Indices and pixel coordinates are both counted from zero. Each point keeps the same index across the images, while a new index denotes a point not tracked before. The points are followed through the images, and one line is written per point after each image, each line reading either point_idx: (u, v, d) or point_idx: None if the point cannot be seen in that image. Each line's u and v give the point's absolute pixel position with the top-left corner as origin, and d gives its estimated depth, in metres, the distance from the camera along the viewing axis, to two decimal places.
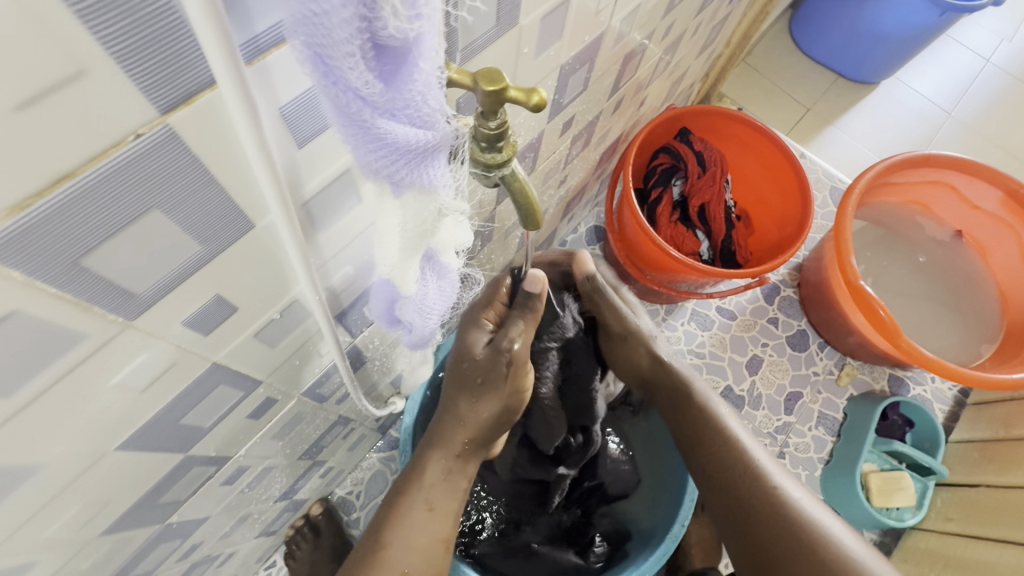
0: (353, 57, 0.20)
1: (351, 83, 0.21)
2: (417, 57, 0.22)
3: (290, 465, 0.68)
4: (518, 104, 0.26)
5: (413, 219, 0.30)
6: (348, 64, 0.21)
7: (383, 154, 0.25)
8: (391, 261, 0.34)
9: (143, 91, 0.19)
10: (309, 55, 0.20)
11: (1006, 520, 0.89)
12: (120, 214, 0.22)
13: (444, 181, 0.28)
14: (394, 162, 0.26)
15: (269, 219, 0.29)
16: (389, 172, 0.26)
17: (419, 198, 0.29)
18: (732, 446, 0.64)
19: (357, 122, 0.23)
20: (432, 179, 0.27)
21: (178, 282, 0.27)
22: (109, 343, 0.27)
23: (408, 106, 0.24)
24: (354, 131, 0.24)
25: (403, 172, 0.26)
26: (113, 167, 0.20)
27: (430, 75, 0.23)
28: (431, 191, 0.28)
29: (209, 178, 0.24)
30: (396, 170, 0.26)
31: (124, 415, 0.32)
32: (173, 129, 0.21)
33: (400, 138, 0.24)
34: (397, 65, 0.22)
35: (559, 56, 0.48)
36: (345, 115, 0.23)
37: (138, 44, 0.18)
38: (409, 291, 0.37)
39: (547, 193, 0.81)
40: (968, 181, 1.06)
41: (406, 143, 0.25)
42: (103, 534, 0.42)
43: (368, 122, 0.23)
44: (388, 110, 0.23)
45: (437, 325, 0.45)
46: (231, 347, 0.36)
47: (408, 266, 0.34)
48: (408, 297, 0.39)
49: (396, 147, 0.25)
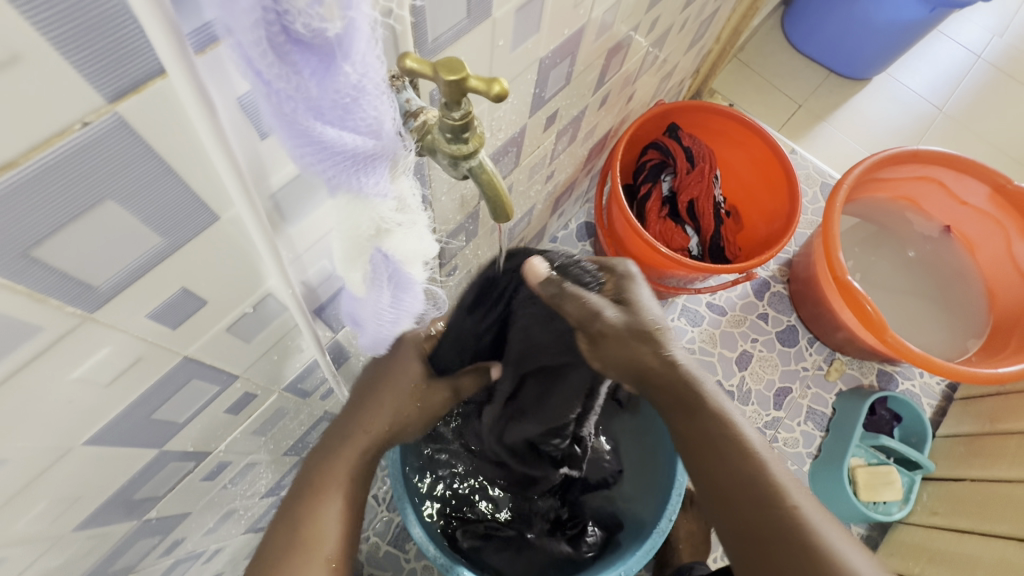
0: (264, 50, 0.20)
1: (267, 77, 0.21)
2: (343, 58, 0.22)
3: (274, 461, 0.68)
4: (479, 94, 0.26)
5: (347, 223, 0.31)
6: (258, 56, 0.20)
7: (314, 153, 0.25)
8: (338, 263, 0.34)
9: (88, 79, 0.19)
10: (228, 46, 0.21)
11: (992, 513, 0.89)
12: (72, 203, 0.22)
13: (377, 187, 0.28)
14: (326, 163, 0.26)
15: (235, 211, 0.29)
16: (322, 171, 0.26)
17: (354, 203, 0.29)
18: (742, 453, 0.53)
19: (282, 119, 0.23)
20: (366, 183, 0.27)
21: (140, 274, 0.27)
22: (68, 335, 0.27)
23: (335, 107, 0.23)
24: (280, 128, 0.24)
25: (335, 172, 0.26)
26: (62, 155, 0.20)
27: (361, 77, 0.23)
28: (366, 195, 0.28)
29: (165, 168, 0.24)
30: (325, 169, 0.26)
31: (91, 409, 0.32)
32: (122, 118, 0.21)
33: (327, 138, 0.24)
34: (324, 65, 0.22)
35: (538, 50, 0.48)
36: (270, 111, 0.23)
37: (79, 31, 0.18)
38: (360, 293, 0.37)
39: (534, 188, 0.81)
40: (956, 176, 1.06)
41: (334, 144, 0.25)
42: (77, 529, 0.41)
43: (291, 120, 0.23)
44: (314, 110, 0.23)
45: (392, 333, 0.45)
46: (203, 341, 0.36)
47: (354, 269, 0.34)
48: (362, 301, 0.39)
49: (325, 147, 0.25)
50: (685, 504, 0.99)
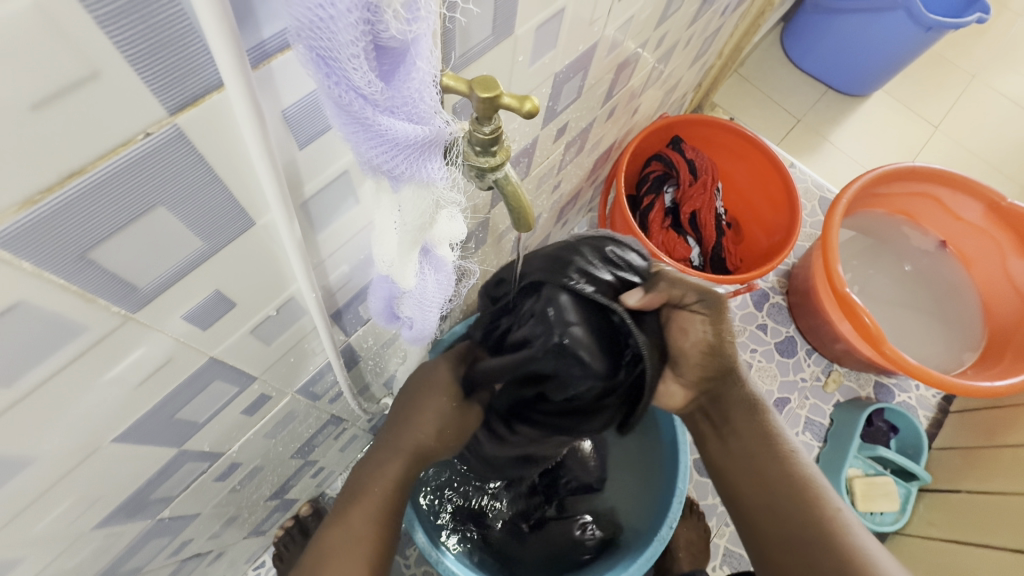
0: (357, 58, 0.21)
1: (353, 83, 0.22)
2: (414, 57, 0.24)
3: (281, 464, 0.69)
4: (512, 110, 0.27)
5: (412, 214, 0.31)
6: (352, 65, 0.21)
7: (384, 150, 0.26)
8: (390, 257, 0.35)
9: (154, 93, 0.20)
10: (313, 57, 0.21)
11: (987, 525, 0.91)
12: (128, 208, 0.23)
13: (441, 174, 0.29)
14: (395, 159, 0.27)
15: (269, 217, 0.30)
16: (389, 169, 0.27)
17: (417, 194, 0.30)
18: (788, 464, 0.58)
19: (359, 120, 0.24)
20: (430, 174, 0.28)
21: (180, 277, 0.28)
22: (109, 335, 0.27)
23: (406, 104, 0.25)
24: (355, 129, 0.25)
25: (402, 169, 0.27)
26: (123, 164, 0.21)
27: (427, 72, 0.24)
28: (429, 184, 0.29)
29: (214, 177, 0.25)
30: (395, 166, 0.27)
31: (119, 409, 0.33)
32: (180, 129, 0.22)
33: (399, 136, 0.25)
34: (395, 65, 0.24)
35: (554, 65, 0.49)
36: (347, 115, 0.24)
37: (147, 49, 0.19)
38: (407, 286, 0.38)
39: (541, 197, 0.83)
40: (951, 193, 1.09)
41: (406, 139, 0.26)
42: (94, 528, 0.42)
43: (370, 119, 0.24)
44: (387, 107, 0.24)
45: (437, 322, 0.45)
46: (228, 342, 0.37)
47: (407, 262, 0.35)
48: (406, 291, 0.40)
49: (396, 144, 0.26)
50: (685, 512, 1.00)
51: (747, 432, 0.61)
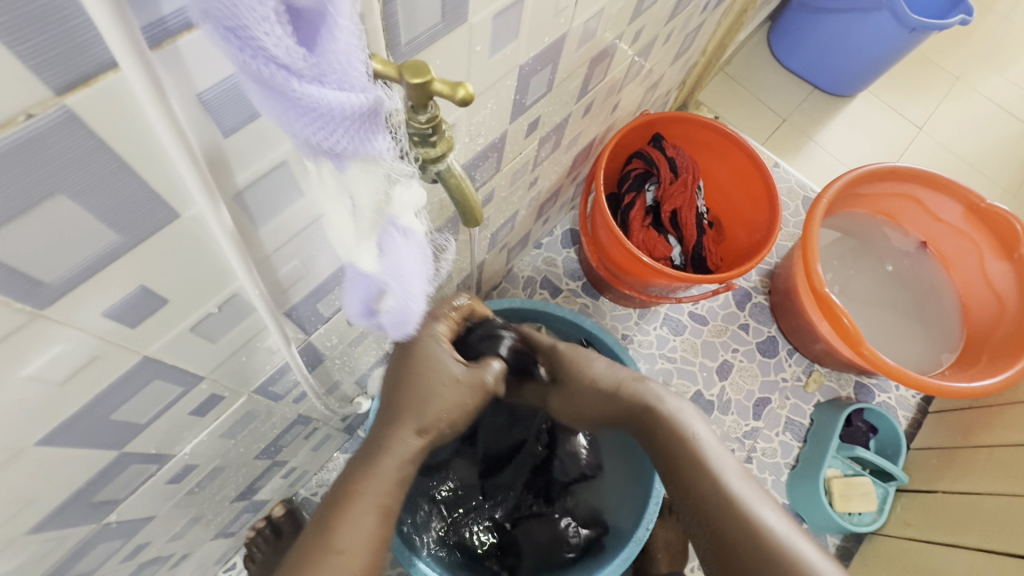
0: (268, 21, 0.20)
1: (270, 52, 0.21)
2: (334, 16, 0.22)
3: (245, 464, 0.67)
4: (444, 97, 0.26)
5: (365, 192, 0.29)
6: (263, 30, 0.20)
7: (320, 127, 0.24)
8: (347, 243, 0.33)
9: (35, 71, 0.19)
10: (221, 31, 0.20)
11: (962, 526, 0.91)
12: (19, 196, 0.21)
13: (386, 147, 0.27)
14: (334, 135, 0.25)
15: (196, 208, 0.28)
16: (330, 146, 0.25)
17: (365, 172, 0.28)
18: (704, 471, 0.58)
19: (285, 96, 0.22)
20: (375, 148, 0.27)
21: (94, 271, 0.27)
22: (15, 333, 0.26)
23: (334, 72, 0.23)
24: (285, 108, 0.23)
25: (344, 144, 0.25)
26: (7, 149, 0.20)
27: (350, 34, 0.23)
28: (375, 160, 0.28)
29: (122, 165, 0.23)
30: (335, 142, 0.25)
31: (42, 410, 0.31)
32: (71, 111, 0.20)
33: (334, 107, 0.23)
34: (314, 29, 0.22)
35: (518, 56, 0.48)
36: (270, 91, 0.22)
37: (20, 24, 0.17)
38: (370, 270, 0.34)
39: (517, 193, 0.81)
40: (931, 193, 1.09)
41: (341, 111, 0.24)
42: (29, 534, 0.40)
43: (296, 92, 0.22)
44: (316, 77, 0.23)
45: (422, 299, 0.39)
46: (164, 340, 0.35)
47: (365, 246, 0.33)
48: (379, 275, 0.35)
49: (333, 118, 0.24)
50: (664, 513, 0.99)
51: (662, 442, 0.61)
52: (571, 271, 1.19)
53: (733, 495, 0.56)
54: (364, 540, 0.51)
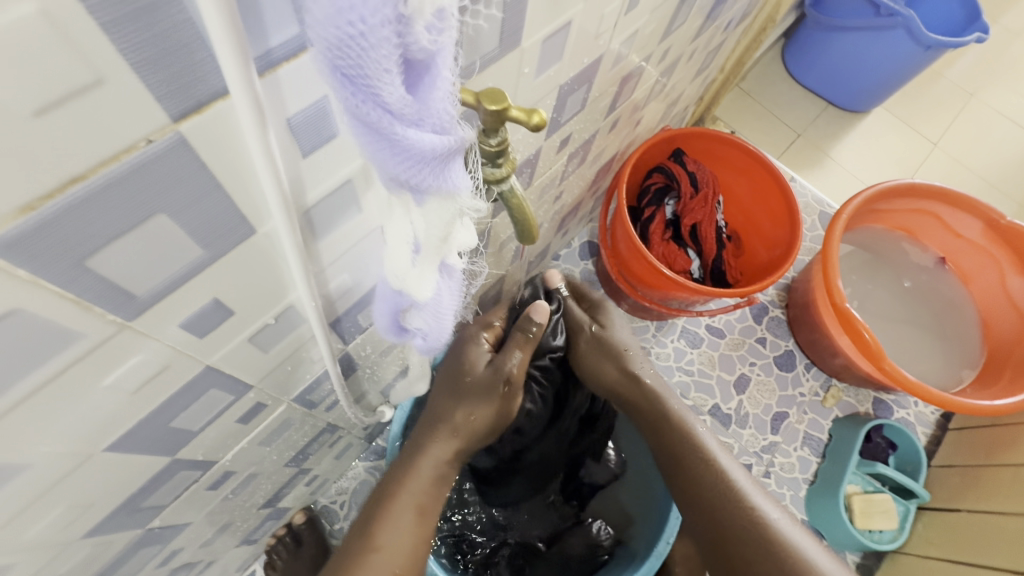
0: (386, 69, 0.21)
1: (381, 95, 0.22)
2: (440, 67, 0.23)
3: (276, 472, 0.68)
4: (520, 123, 0.28)
5: (434, 226, 0.30)
6: (380, 76, 0.21)
7: (411, 164, 0.25)
8: (405, 271, 0.33)
9: (159, 100, 0.20)
10: (338, 71, 0.20)
11: (985, 547, 0.90)
12: (128, 215, 0.22)
13: (464, 185, 0.28)
14: (419, 173, 0.26)
15: (271, 225, 0.30)
16: (414, 181, 0.26)
17: (442, 206, 0.29)
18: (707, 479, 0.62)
19: (384, 135, 0.23)
20: (454, 185, 0.27)
21: (178, 285, 0.28)
22: (105, 343, 0.27)
23: (433, 115, 0.24)
24: (380, 144, 0.24)
25: (428, 181, 0.26)
26: (124, 171, 0.21)
27: (450, 85, 0.24)
28: (452, 197, 0.28)
29: (216, 186, 0.25)
30: (421, 179, 0.26)
31: (115, 416, 0.32)
32: (183, 137, 0.22)
33: (427, 148, 0.24)
34: (419, 77, 0.23)
35: (559, 77, 0.50)
36: (372, 128, 0.23)
37: (154, 56, 0.19)
38: (422, 300, 0.36)
39: (542, 208, 0.82)
40: (951, 211, 1.09)
41: (433, 152, 0.25)
42: (82, 538, 0.41)
43: (397, 133, 0.23)
44: (415, 120, 0.24)
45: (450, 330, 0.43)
46: (225, 351, 0.36)
47: (423, 275, 0.33)
48: (421, 303, 0.38)
49: (424, 159, 0.25)
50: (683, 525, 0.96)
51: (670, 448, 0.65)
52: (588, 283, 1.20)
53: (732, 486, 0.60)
54: (399, 545, 0.52)
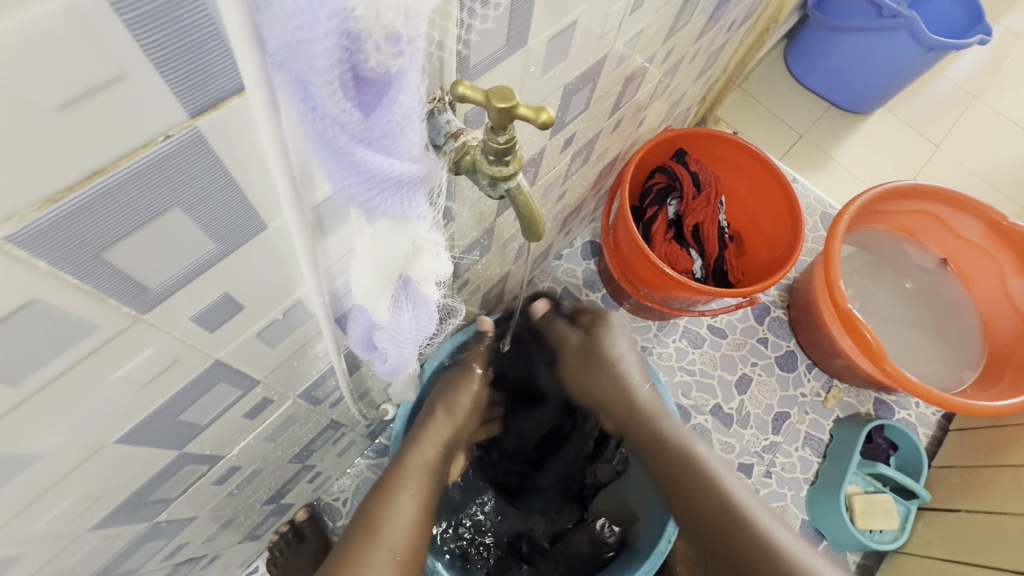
0: (331, 86, 0.21)
1: (328, 110, 0.22)
2: (397, 89, 0.24)
3: (279, 468, 0.68)
4: (527, 120, 0.28)
5: (385, 250, 0.31)
6: (325, 92, 0.22)
7: (359, 180, 0.26)
8: (365, 288, 0.34)
9: (176, 96, 0.20)
10: (291, 79, 0.21)
11: (984, 547, 0.90)
12: (144, 209, 0.23)
13: (419, 214, 0.30)
14: (365, 186, 0.27)
15: (282, 220, 0.30)
16: (364, 200, 0.27)
17: (390, 228, 0.30)
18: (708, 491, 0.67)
19: (335, 148, 0.24)
20: (407, 211, 0.29)
21: (191, 278, 0.28)
22: (119, 336, 0.27)
23: (385, 136, 0.25)
24: (331, 156, 0.25)
25: (377, 202, 0.28)
26: (141, 166, 0.21)
27: (409, 107, 0.25)
28: (405, 222, 0.30)
29: (229, 181, 0.25)
30: (370, 198, 0.27)
31: (126, 409, 0.33)
32: (200, 132, 0.22)
33: (374, 168, 0.26)
34: (378, 96, 0.24)
35: (564, 76, 0.50)
36: (324, 141, 0.24)
37: (173, 54, 0.19)
38: (381, 319, 0.37)
39: (546, 207, 0.83)
40: (952, 212, 1.09)
41: (380, 172, 0.26)
42: (91, 530, 0.41)
43: (345, 149, 0.24)
44: (365, 138, 0.25)
45: (412, 358, 0.44)
46: (234, 345, 0.37)
47: (381, 296, 0.35)
48: (382, 323, 0.39)
49: (369, 173, 0.26)
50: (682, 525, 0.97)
51: (681, 471, 0.69)
52: (590, 283, 1.20)
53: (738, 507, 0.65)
54: None
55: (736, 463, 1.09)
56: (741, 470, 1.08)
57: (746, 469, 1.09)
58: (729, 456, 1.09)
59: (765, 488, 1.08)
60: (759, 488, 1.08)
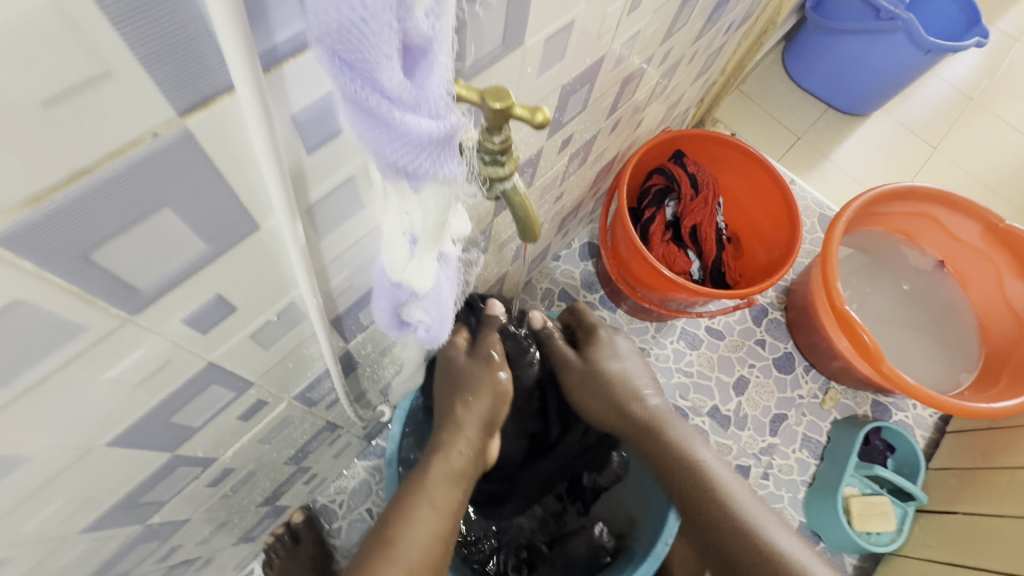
0: (389, 57, 0.21)
1: (383, 83, 0.22)
2: (434, 53, 0.24)
3: (274, 470, 0.68)
4: (523, 121, 0.28)
5: (435, 211, 0.30)
6: (383, 63, 0.21)
7: (407, 152, 0.25)
8: (401, 262, 0.35)
9: (165, 93, 0.20)
10: (341, 58, 0.21)
11: (981, 548, 0.90)
12: (132, 209, 0.23)
13: (458, 170, 0.27)
14: (416, 158, 0.25)
15: (274, 221, 0.30)
16: (408, 166, 0.26)
17: (438, 192, 0.28)
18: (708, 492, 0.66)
19: (382, 120, 0.23)
20: (449, 171, 0.26)
21: (181, 279, 0.28)
22: (108, 337, 0.27)
23: (429, 104, 0.24)
24: (378, 130, 0.24)
25: (424, 168, 0.26)
26: (129, 164, 0.21)
27: (445, 70, 0.25)
28: (449, 181, 0.27)
29: (220, 181, 0.25)
30: (417, 165, 0.25)
31: (117, 411, 0.32)
32: (189, 131, 0.22)
33: (423, 134, 0.24)
34: (417, 62, 0.24)
35: (561, 77, 0.50)
36: (370, 115, 0.23)
37: (162, 50, 0.19)
38: (423, 291, 0.37)
39: (543, 207, 0.83)
40: (950, 214, 1.09)
41: (429, 138, 0.24)
42: (82, 533, 0.41)
43: (396, 119, 0.23)
44: (412, 106, 0.24)
45: (450, 317, 0.44)
46: (226, 346, 0.36)
47: (424, 263, 0.35)
48: (420, 296, 0.39)
49: (419, 144, 0.24)
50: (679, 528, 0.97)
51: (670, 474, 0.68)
52: (588, 284, 1.20)
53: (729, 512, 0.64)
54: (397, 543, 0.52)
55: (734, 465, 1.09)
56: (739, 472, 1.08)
57: (744, 471, 1.09)
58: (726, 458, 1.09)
59: (762, 490, 1.08)
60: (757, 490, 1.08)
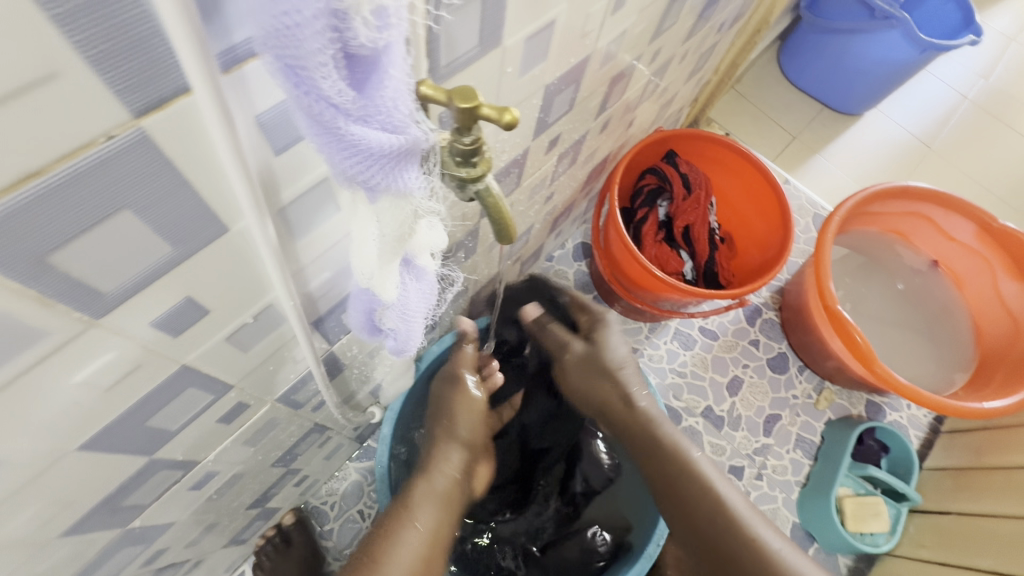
0: (325, 66, 0.21)
1: (323, 92, 0.22)
2: (385, 64, 0.23)
3: (262, 472, 0.67)
4: (491, 121, 0.27)
5: (392, 224, 0.30)
6: (320, 72, 0.21)
7: (358, 162, 0.25)
8: (369, 269, 0.34)
9: (117, 95, 0.20)
10: (282, 66, 0.21)
11: (975, 549, 0.90)
12: (90, 212, 0.22)
13: (417, 184, 0.29)
14: (370, 170, 0.26)
15: (243, 223, 0.29)
16: (365, 180, 0.26)
17: (395, 205, 0.29)
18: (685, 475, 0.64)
19: (331, 131, 0.24)
20: (406, 183, 0.28)
21: (148, 282, 0.28)
22: (73, 341, 0.27)
23: (379, 112, 0.24)
24: (327, 141, 0.24)
25: (378, 180, 0.27)
26: (84, 166, 0.21)
27: (398, 83, 0.24)
28: (405, 196, 0.29)
29: (183, 183, 0.24)
30: (370, 176, 0.26)
31: (88, 415, 0.32)
32: (146, 133, 0.21)
33: (374, 146, 0.25)
34: (367, 73, 0.23)
35: (544, 76, 0.49)
36: (318, 125, 0.23)
37: (112, 50, 0.19)
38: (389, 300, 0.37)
39: (534, 207, 0.82)
40: (944, 214, 1.09)
41: (380, 149, 0.25)
42: (60, 537, 0.41)
43: (341, 129, 0.24)
44: (360, 117, 0.24)
45: (421, 332, 0.44)
46: (201, 349, 0.36)
47: (388, 273, 0.35)
48: (388, 304, 0.39)
49: (371, 155, 0.25)
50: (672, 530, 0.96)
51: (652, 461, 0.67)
52: (582, 284, 1.20)
53: (729, 511, 0.61)
54: None
55: (728, 466, 1.09)
56: (733, 472, 1.08)
57: (738, 471, 1.08)
58: (720, 459, 1.09)
59: (756, 491, 1.07)
60: (751, 491, 1.07)
